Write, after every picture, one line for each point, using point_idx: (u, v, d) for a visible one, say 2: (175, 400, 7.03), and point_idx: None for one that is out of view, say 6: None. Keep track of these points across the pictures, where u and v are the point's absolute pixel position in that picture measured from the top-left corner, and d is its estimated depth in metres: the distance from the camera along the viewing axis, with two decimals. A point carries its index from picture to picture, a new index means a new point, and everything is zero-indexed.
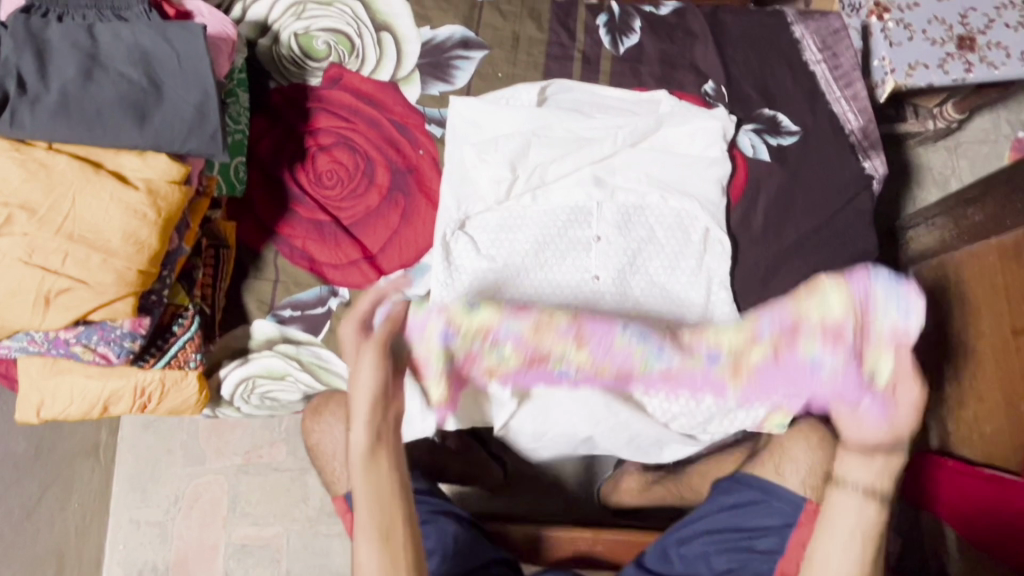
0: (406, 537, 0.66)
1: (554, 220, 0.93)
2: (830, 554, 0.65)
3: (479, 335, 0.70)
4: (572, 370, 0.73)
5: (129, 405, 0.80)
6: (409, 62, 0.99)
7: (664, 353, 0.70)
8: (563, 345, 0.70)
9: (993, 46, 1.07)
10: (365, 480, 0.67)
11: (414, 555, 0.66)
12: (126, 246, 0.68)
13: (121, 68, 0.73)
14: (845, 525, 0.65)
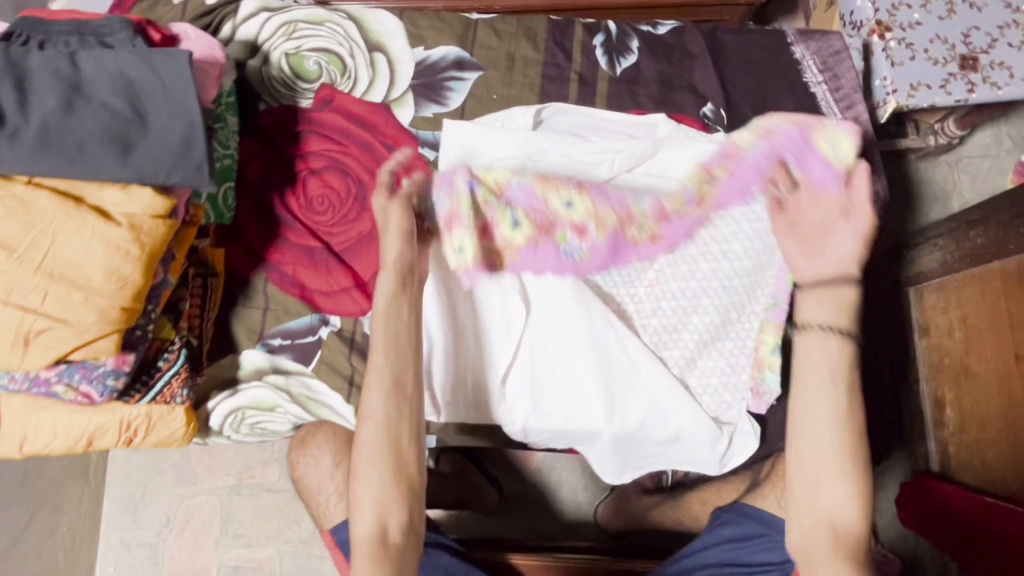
0: (411, 400, 0.72)
1: None
2: (812, 404, 0.69)
3: (496, 193, 0.80)
4: (577, 243, 0.82)
5: (114, 439, 0.78)
6: (403, 83, 0.97)
7: (650, 198, 0.82)
8: (568, 207, 0.80)
9: (996, 66, 1.06)
10: (388, 325, 0.73)
11: (416, 416, 0.72)
12: (109, 283, 0.66)
13: (104, 97, 0.71)
14: (817, 362, 0.70)
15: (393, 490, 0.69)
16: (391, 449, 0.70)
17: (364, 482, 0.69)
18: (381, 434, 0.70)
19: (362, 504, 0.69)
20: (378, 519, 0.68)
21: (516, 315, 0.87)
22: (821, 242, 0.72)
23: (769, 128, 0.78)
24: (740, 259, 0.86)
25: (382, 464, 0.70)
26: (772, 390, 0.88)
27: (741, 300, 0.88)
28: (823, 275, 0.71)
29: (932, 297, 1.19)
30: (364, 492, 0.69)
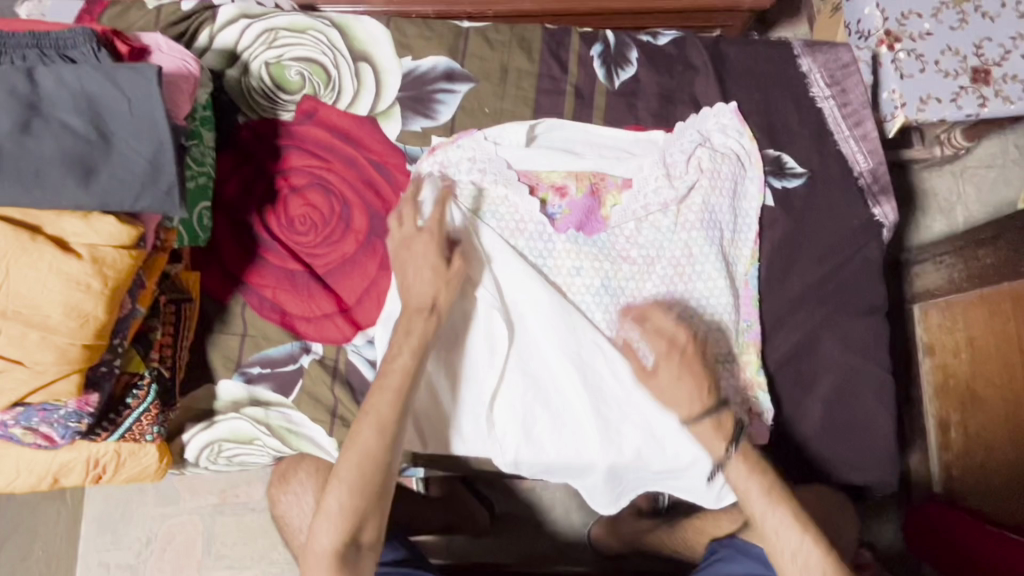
0: (400, 429, 0.72)
1: (540, 261, 0.85)
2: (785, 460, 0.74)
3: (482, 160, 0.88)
4: (557, 203, 0.86)
5: (81, 477, 0.75)
6: (390, 95, 0.92)
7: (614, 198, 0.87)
8: (552, 172, 0.87)
9: (1009, 79, 1.01)
10: (403, 359, 0.72)
11: (399, 442, 0.72)
12: (68, 321, 0.61)
13: (65, 117, 0.66)
14: (739, 484, 0.74)
15: (357, 516, 0.69)
16: (364, 473, 0.70)
17: (331, 497, 0.70)
18: (360, 454, 0.70)
19: (325, 518, 0.69)
20: (339, 538, 0.69)
21: (495, 342, 0.83)
22: (667, 398, 0.73)
23: (721, 119, 0.90)
24: (714, 279, 0.84)
25: (353, 488, 0.69)
26: (765, 409, 0.84)
27: (723, 321, 0.84)
28: (701, 418, 0.72)
29: (938, 317, 1.15)
30: (330, 509, 0.70)
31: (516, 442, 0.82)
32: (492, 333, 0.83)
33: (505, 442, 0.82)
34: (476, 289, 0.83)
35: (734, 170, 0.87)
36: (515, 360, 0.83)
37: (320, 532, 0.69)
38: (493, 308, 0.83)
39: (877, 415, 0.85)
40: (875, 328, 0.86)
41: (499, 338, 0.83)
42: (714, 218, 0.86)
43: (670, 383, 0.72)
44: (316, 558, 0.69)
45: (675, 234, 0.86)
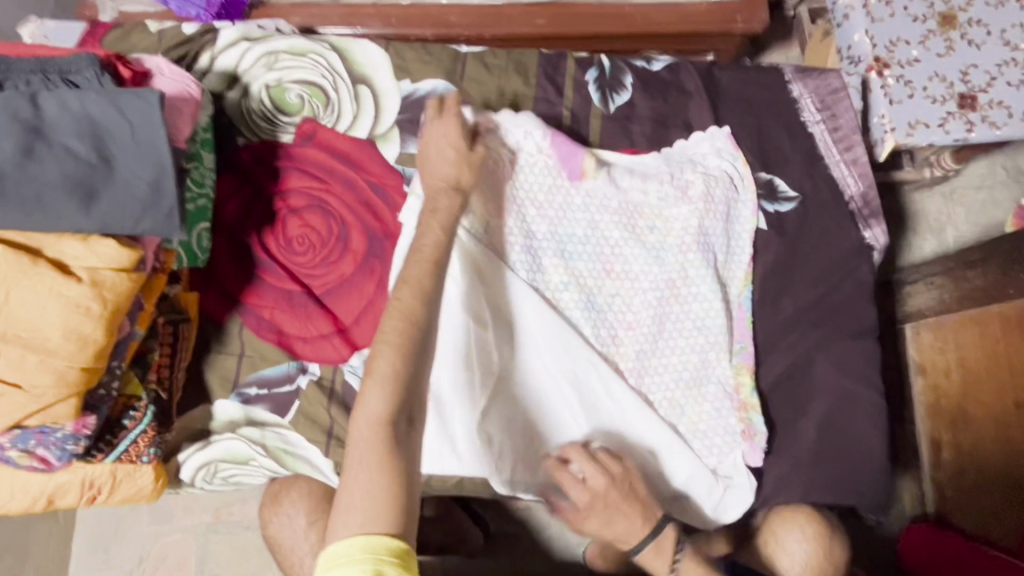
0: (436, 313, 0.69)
1: (531, 276, 0.86)
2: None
3: None
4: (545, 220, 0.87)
5: (76, 498, 0.74)
6: (388, 117, 0.94)
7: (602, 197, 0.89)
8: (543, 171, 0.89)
9: (995, 105, 1.04)
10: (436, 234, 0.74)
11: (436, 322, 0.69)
12: (67, 344, 0.62)
13: (68, 142, 0.67)
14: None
15: (408, 384, 0.65)
16: (412, 339, 0.66)
17: (382, 360, 0.64)
18: (403, 320, 0.67)
19: (376, 384, 0.64)
20: (392, 405, 0.63)
21: (488, 362, 0.84)
22: (612, 524, 0.76)
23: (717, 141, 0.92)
24: (709, 300, 0.85)
25: (404, 352, 0.65)
26: (761, 430, 0.82)
27: (718, 341, 0.84)
28: (642, 545, 0.76)
29: (929, 337, 1.17)
30: (381, 374, 0.64)
31: (510, 461, 0.84)
32: (484, 351, 0.84)
33: (501, 461, 0.83)
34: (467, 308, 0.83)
35: (726, 194, 0.89)
36: (508, 381, 0.84)
37: (367, 400, 0.63)
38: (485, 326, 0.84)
39: (869, 436, 0.84)
40: (868, 350, 0.87)
41: (492, 357, 0.84)
42: (708, 241, 0.87)
43: (614, 500, 0.76)
44: (365, 428, 0.62)
45: (669, 254, 0.87)
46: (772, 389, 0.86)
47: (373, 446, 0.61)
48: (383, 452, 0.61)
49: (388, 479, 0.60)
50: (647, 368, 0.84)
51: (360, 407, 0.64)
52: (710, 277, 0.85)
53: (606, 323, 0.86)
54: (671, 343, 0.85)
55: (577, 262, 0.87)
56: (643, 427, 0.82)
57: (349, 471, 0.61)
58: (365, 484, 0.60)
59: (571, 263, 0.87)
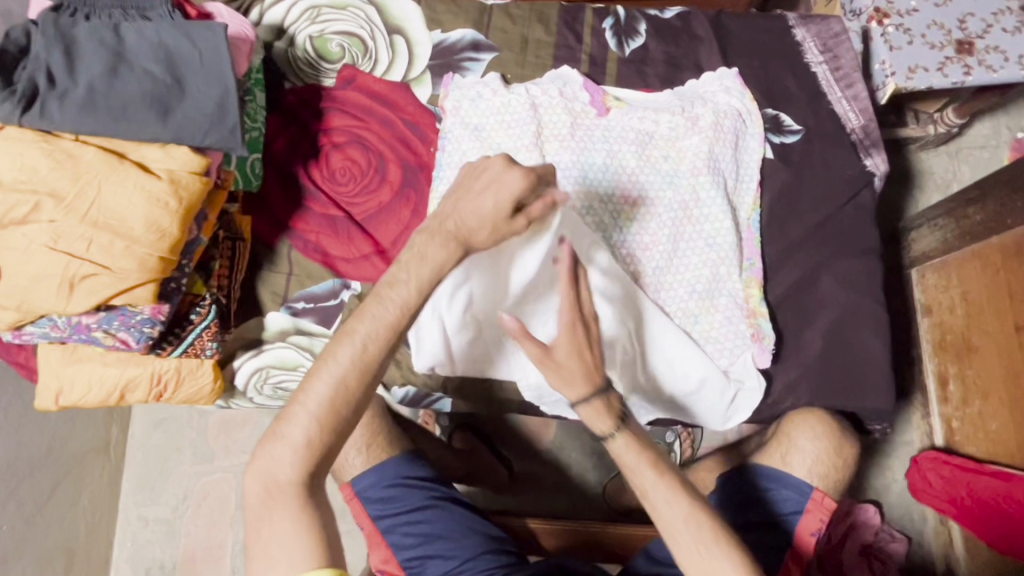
0: (377, 375, 0.61)
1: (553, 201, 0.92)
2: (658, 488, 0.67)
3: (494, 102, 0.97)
4: (564, 149, 0.94)
5: (145, 393, 0.83)
6: (421, 63, 1.02)
7: (617, 129, 0.95)
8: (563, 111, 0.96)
9: (991, 50, 1.10)
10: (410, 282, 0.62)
11: (373, 385, 0.62)
12: (148, 233, 0.70)
13: (146, 65, 0.76)
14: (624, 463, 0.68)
15: (327, 447, 0.60)
16: (334, 405, 0.60)
17: (293, 423, 0.59)
18: (329, 381, 0.60)
19: (286, 446, 0.59)
20: (305, 473, 0.60)
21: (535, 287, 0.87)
22: (559, 372, 0.66)
23: (725, 79, 0.98)
24: (720, 221, 0.91)
25: (323, 417, 0.60)
26: (768, 334, 0.89)
27: (729, 258, 0.90)
28: (587, 398, 0.66)
29: (933, 278, 1.23)
30: (292, 440, 0.59)
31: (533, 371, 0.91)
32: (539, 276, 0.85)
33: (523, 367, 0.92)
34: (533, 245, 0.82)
35: (735, 124, 0.95)
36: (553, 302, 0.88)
37: (277, 461, 0.59)
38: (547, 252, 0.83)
39: (874, 345, 0.89)
40: (870, 267, 0.93)
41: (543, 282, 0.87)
42: (718, 166, 0.94)
43: (572, 354, 0.65)
44: (278, 493, 0.59)
45: (681, 179, 0.93)
46: (781, 302, 0.93)
47: (285, 509, 0.59)
48: (297, 512, 0.59)
49: (306, 538, 0.59)
50: (661, 284, 0.91)
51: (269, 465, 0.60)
52: (721, 200, 0.92)
53: (623, 243, 0.92)
54: (683, 260, 0.91)
55: (595, 187, 0.93)
56: (658, 337, 0.88)
57: (260, 527, 0.59)
58: (282, 529, 0.59)
59: (590, 188, 0.93)
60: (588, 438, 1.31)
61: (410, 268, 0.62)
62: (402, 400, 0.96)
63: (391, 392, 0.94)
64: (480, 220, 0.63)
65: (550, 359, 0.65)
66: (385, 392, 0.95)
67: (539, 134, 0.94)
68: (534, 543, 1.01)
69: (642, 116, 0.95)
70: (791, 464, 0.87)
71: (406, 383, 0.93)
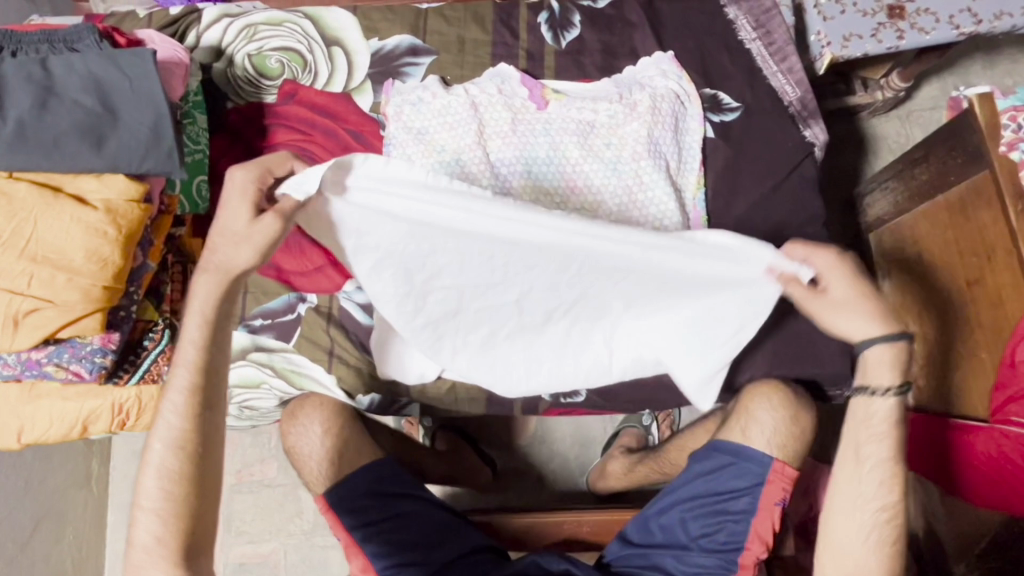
0: (201, 445, 0.63)
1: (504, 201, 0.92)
2: (866, 448, 0.73)
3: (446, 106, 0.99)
4: (504, 146, 0.95)
5: (107, 424, 0.83)
6: (361, 72, 1.03)
7: (559, 121, 0.96)
8: (504, 105, 0.97)
9: (922, 12, 1.11)
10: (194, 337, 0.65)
11: (207, 458, 0.64)
12: (89, 264, 0.70)
13: (75, 95, 0.76)
14: (856, 428, 0.74)
15: (188, 527, 0.62)
16: (178, 491, 0.62)
17: (139, 527, 0.61)
18: (158, 475, 0.62)
19: (140, 551, 0.61)
20: (173, 568, 0.60)
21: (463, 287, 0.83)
22: (837, 318, 0.72)
23: (661, 64, 1.00)
24: (666, 204, 0.92)
25: (164, 509, 0.61)
26: None
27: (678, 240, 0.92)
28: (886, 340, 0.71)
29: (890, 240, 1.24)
30: (142, 543, 0.61)
31: (517, 368, 0.89)
32: (479, 277, 0.82)
33: (503, 368, 0.89)
34: (433, 254, 0.79)
35: (673, 107, 0.97)
36: (540, 286, 0.82)
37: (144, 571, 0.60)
38: (477, 248, 0.77)
39: None
40: (817, 235, 0.94)
41: (462, 291, 0.84)
42: (659, 149, 0.95)
43: (848, 295, 0.71)
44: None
45: (625, 165, 0.94)
46: None
47: None
48: None
49: None
50: None
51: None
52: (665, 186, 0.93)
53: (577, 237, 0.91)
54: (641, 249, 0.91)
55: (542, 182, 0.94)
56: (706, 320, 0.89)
57: None
58: None
59: (538, 184, 0.94)
60: (567, 430, 1.32)
61: (188, 322, 0.65)
62: (371, 407, 0.96)
63: (356, 400, 0.94)
64: (235, 242, 0.65)
65: (821, 301, 0.72)
66: (351, 402, 0.94)
67: (481, 135, 0.95)
68: (533, 536, 1.01)
69: (578, 104, 0.97)
70: (750, 436, 0.87)
71: (371, 390, 0.94)
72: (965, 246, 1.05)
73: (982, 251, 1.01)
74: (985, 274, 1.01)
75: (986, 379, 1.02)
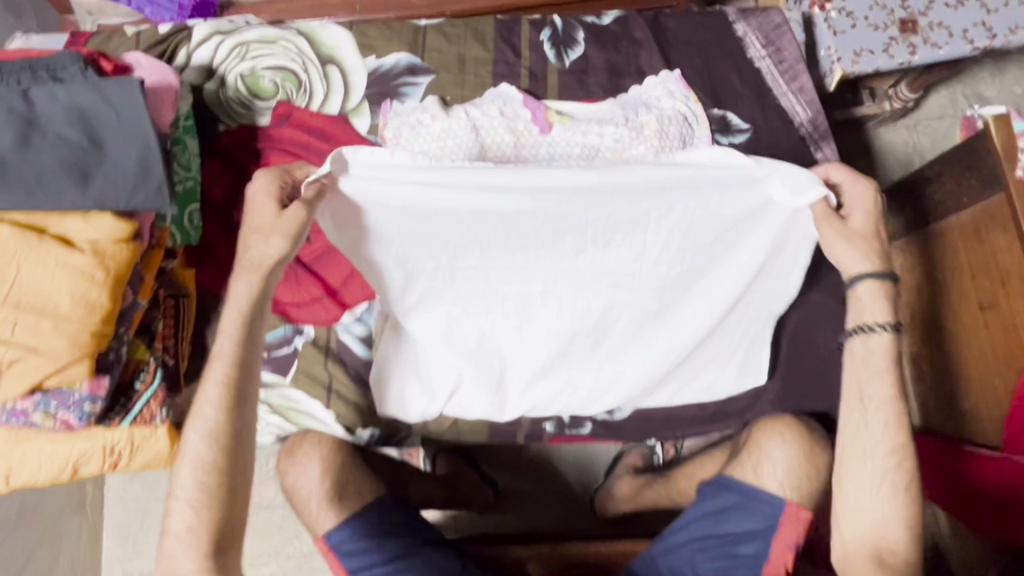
0: (237, 440, 0.66)
1: None
2: (868, 391, 0.73)
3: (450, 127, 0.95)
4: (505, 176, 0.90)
5: (99, 465, 0.79)
6: (358, 92, 1.00)
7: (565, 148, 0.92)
8: (509, 131, 0.92)
9: (935, 26, 1.08)
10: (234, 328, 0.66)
11: (240, 451, 0.67)
12: (77, 309, 0.67)
13: (59, 129, 0.73)
14: (859, 371, 0.74)
15: (221, 522, 0.65)
16: (211, 488, 0.65)
17: (176, 517, 0.64)
18: (197, 467, 0.65)
19: (176, 541, 0.64)
20: (205, 559, 0.64)
21: (483, 291, 0.81)
22: (840, 249, 0.73)
23: (668, 83, 0.97)
24: None
25: (200, 505, 0.64)
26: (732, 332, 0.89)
27: None
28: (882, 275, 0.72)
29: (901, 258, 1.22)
30: (177, 532, 0.64)
31: (559, 397, 0.90)
32: (502, 259, 0.78)
33: (524, 391, 0.90)
34: (457, 238, 0.75)
35: (680, 129, 0.93)
36: (564, 267, 0.79)
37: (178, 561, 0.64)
38: (500, 218, 0.72)
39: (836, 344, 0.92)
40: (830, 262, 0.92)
41: (484, 280, 0.80)
42: None
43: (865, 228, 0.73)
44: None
45: None
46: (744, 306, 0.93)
47: None
48: None
49: None
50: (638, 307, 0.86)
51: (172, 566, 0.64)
52: None
53: None
54: None
55: None
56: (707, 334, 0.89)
57: None
58: None
59: None
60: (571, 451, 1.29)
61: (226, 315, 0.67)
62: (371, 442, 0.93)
63: (356, 434, 0.92)
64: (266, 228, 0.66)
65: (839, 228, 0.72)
66: (351, 437, 0.92)
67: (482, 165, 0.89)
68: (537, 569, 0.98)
69: (587, 127, 0.92)
70: (762, 476, 0.85)
71: (370, 425, 0.92)
72: (978, 270, 1.02)
73: (997, 278, 0.98)
74: (999, 300, 0.98)
75: (1000, 407, 1.00)
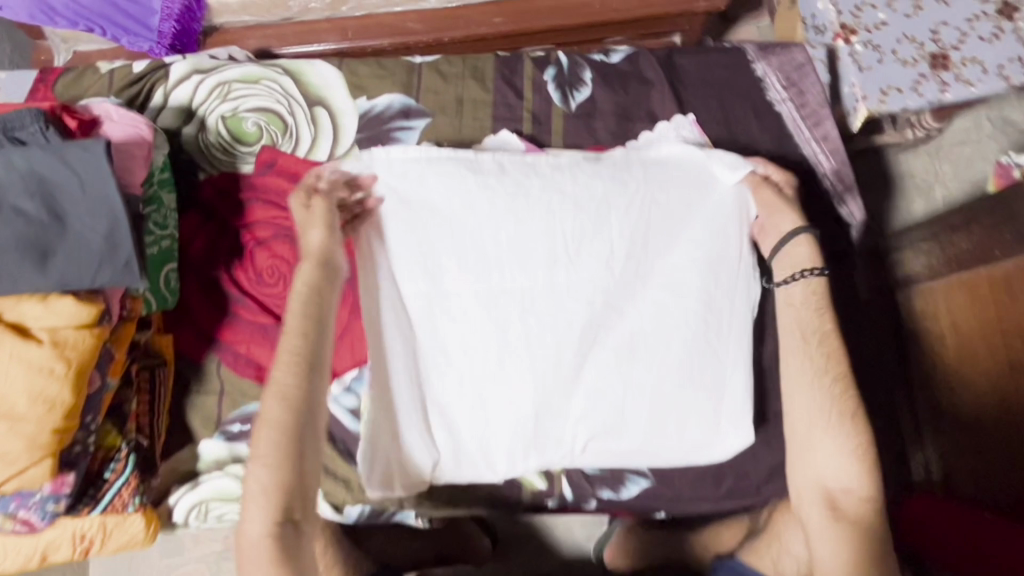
0: (311, 402, 0.67)
1: None
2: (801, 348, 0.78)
3: None
4: None
5: (70, 552, 0.73)
6: (348, 137, 0.93)
7: None
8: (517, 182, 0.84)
9: (969, 62, 0.96)
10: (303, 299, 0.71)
11: (314, 412, 0.67)
12: (35, 407, 0.62)
13: (17, 201, 0.66)
14: (798, 312, 0.79)
15: (293, 479, 0.64)
16: (286, 443, 0.64)
17: (253, 476, 0.63)
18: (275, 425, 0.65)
19: (255, 500, 0.63)
20: (276, 515, 0.62)
21: (463, 313, 0.81)
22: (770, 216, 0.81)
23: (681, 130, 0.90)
24: None
25: (279, 461, 0.64)
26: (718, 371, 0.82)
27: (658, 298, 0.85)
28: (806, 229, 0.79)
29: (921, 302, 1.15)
30: (257, 487, 0.63)
31: (559, 439, 0.82)
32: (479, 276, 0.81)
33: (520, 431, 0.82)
34: (447, 249, 0.81)
35: None
36: (543, 276, 0.81)
37: (250, 521, 0.62)
38: (485, 219, 0.81)
39: None
40: None
41: (467, 301, 0.80)
42: None
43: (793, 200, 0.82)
44: (251, 550, 0.61)
45: None
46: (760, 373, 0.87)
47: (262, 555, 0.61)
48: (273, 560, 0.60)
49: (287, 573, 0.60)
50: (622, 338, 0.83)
51: (245, 528, 0.62)
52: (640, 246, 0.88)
53: None
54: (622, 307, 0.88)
55: None
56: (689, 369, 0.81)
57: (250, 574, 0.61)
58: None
59: None
60: None
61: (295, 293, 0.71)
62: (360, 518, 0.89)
63: (344, 514, 0.87)
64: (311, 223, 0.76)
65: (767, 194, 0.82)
66: (339, 515, 0.87)
67: None
68: None
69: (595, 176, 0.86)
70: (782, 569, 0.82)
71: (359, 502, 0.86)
72: (1008, 328, 0.97)
73: None
74: None
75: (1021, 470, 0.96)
